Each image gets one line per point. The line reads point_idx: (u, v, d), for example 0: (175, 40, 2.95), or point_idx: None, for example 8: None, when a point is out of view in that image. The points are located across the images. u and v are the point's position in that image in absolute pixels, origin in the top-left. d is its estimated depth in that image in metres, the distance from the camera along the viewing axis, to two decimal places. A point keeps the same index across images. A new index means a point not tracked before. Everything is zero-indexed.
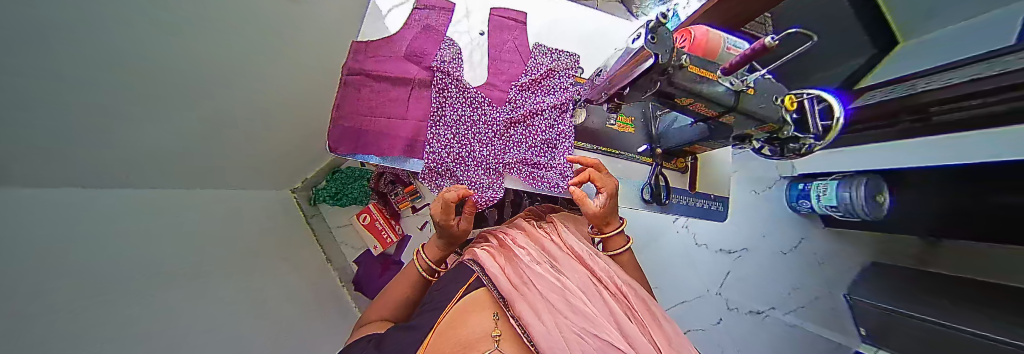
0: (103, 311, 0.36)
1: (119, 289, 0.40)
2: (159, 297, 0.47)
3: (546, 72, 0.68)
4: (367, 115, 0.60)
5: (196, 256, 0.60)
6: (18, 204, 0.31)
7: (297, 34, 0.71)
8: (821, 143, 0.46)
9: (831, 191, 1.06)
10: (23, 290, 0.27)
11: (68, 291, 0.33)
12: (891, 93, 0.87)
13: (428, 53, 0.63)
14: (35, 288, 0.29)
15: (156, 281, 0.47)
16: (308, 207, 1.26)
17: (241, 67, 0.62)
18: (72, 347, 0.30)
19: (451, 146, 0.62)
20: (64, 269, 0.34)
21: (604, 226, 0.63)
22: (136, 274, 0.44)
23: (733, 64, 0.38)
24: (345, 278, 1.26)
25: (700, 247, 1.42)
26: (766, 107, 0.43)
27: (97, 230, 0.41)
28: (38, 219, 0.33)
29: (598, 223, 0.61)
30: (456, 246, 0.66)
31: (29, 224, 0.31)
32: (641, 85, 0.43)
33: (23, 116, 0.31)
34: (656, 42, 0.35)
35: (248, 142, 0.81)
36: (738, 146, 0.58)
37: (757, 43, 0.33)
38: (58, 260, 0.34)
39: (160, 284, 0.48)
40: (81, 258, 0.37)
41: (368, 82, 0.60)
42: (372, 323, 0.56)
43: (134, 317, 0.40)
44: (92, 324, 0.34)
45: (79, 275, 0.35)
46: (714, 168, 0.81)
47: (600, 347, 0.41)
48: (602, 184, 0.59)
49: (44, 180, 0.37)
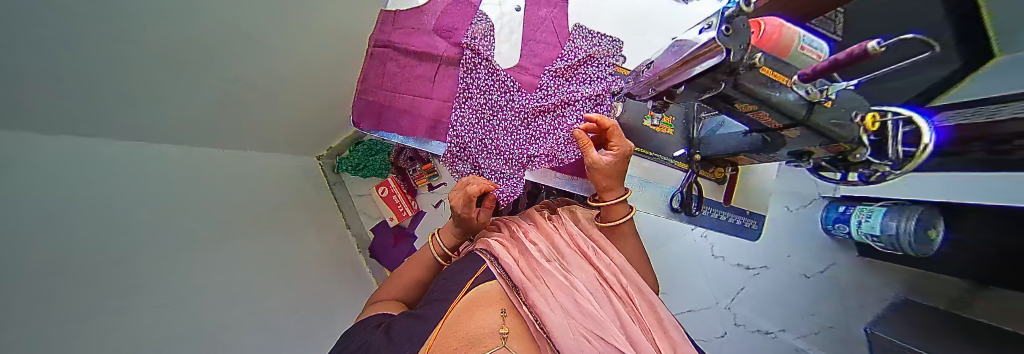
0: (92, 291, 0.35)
1: (123, 267, 0.40)
2: (160, 273, 0.46)
3: (584, 58, 0.63)
4: (390, 91, 0.58)
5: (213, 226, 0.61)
6: (16, 177, 0.29)
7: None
8: (897, 172, 0.40)
9: (875, 220, 0.97)
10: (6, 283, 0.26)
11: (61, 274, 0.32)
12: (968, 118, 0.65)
13: (459, 29, 0.59)
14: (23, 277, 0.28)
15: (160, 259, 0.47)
16: (332, 174, 1.30)
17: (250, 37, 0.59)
18: (44, 335, 0.28)
19: (474, 131, 0.60)
20: (58, 250, 0.33)
21: (606, 192, 0.56)
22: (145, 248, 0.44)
23: (816, 71, 0.31)
24: (363, 244, 1.31)
25: (715, 259, 1.38)
26: (840, 124, 0.36)
27: (108, 195, 0.42)
28: (43, 198, 0.32)
29: (597, 184, 0.55)
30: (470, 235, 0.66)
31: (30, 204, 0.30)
32: (699, 84, 0.38)
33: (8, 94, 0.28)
34: (730, 34, 0.29)
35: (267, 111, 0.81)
36: (793, 162, 0.52)
37: (856, 47, 0.27)
38: (50, 237, 0.32)
39: (164, 261, 0.48)
40: (83, 235, 0.36)
41: (394, 56, 0.58)
42: (386, 302, 0.58)
43: (130, 298, 0.40)
44: (72, 311, 0.32)
45: (77, 255, 0.35)
46: (755, 179, 0.74)
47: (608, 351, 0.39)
48: (617, 144, 0.51)
49: (53, 152, 0.36)
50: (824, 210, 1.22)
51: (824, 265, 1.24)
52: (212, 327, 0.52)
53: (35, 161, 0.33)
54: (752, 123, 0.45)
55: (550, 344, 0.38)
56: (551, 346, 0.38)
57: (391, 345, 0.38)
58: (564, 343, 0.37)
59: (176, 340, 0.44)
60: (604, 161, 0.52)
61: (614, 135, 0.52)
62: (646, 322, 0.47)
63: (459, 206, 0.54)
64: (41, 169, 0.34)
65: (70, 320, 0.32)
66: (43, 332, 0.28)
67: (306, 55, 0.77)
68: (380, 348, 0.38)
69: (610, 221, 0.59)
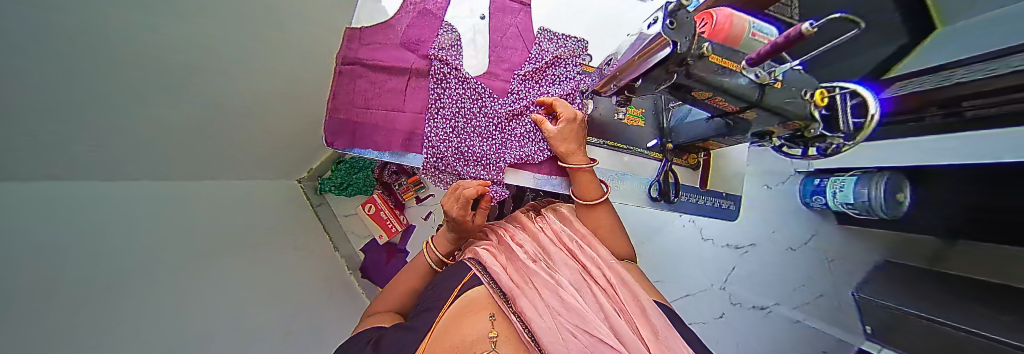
0: (98, 323, 0.35)
1: (132, 295, 0.41)
2: (163, 302, 0.46)
3: (551, 59, 0.64)
4: (361, 107, 0.57)
5: (207, 254, 0.61)
6: (16, 211, 0.29)
7: (292, 16, 0.68)
8: (850, 144, 0.42)
9: (848, 188, 1.01)
10: (22, 310, 0.26)
11: (71, 302, 0.33)
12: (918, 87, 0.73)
13: (427, 41, 0.60)
14: (34, 304, 0.28)
15: (162, 288, 0.47)
16: (315, 196, 1.26)
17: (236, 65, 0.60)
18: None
19: (452, 140, 0.60)
20: (67, 281, 0.33)
21: (567, 157, 0.60)
22: (149, 276, 0.45)
23: (759, 56, 0.33)
24: (353, 265, 1.28)
25: (706, 242, 1.41)
26: (791, 101, 0.38)
27: (109, 229, 0.42)
28: (51, 231, 0.33)
29: (556, 150, 0.60)
30: (463, 241, 0.66)
31: (42, 237, 0.32)
32: (654, 77, 0.39)
33: (23, 132, 0.30)
34: (673, 27, 0.31)
35: (254, 136, 0.80)
36: (760, 143, 0.54)
37: (792, 29, 0.28)
38: (49, 270, 0.32)
39: (165, 290, 0.47)
40: (91, 266, 0.37)
41: (362, 72, 0.57)
42: (382, 314, 0.56)
43: (136, 327, 0.40)
44: (83, 341, 0.32)
45: (85, 286, 0.36)
46: (728, 162, 0.77)
47: (593, 345, 0.38)
48: (562, 111, 0.58)
49: (57, 188, 0.37)
50: (801, 184, 1.27)
51: (807, 238, 1.30)
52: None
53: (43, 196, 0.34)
54: (711, 109, 0.47)
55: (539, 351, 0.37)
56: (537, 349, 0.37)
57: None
58: (551, 344, 0.36)
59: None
60: (554, 130, 0.59)
61: (558, 105, 0.59)
62: (629, 311, 0.45)
63: (452, 206, 0.55)
64: (48, 202, 0.35)
65: (93, 343, 0.33)
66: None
67: (285, 78, 0.78)
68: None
69: (585, 198, 0.61)
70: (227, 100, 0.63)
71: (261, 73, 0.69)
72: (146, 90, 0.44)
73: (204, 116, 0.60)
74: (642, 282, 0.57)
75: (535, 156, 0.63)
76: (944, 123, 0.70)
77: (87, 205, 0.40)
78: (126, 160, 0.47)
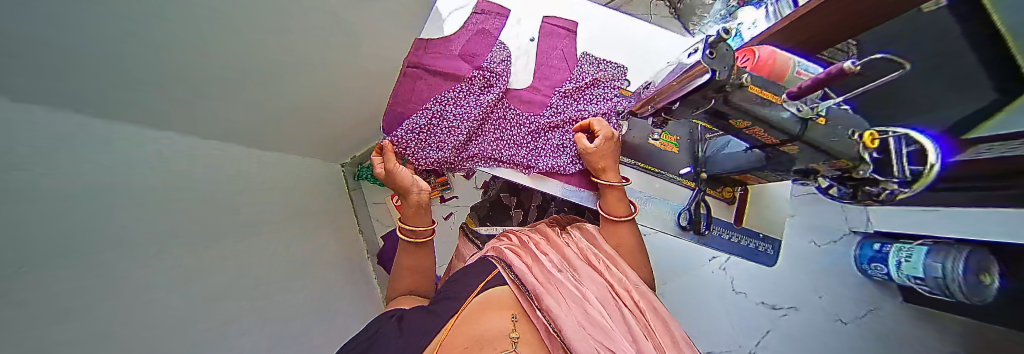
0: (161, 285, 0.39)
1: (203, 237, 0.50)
2: (217, 260, 0.52)
3: (591, 80, 0.69)
4: (415, 104, 0.65)
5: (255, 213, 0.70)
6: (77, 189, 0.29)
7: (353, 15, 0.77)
8: (907, 191, 0.41)
9: (917, 259, 0.89)
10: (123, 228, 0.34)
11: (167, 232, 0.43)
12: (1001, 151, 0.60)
13: (480, 55, 0.68)
14: (143, 226, 0.38)
15: (216, 245, 0.53)
16: (352, 181, 1.41)
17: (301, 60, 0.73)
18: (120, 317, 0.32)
19: (492, 142, 0.66)
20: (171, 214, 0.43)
21: (601, 174, 0.62)
22: (208, 233, 0.51)
23: (801, 89, 0.35)
24: (372, 251, 1.40)
25: (736, 295, 1.27)
26: (839, 141, 0.38)
27: (187, 185, 0.48)
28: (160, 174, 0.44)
29: (594, 166, 0.62)
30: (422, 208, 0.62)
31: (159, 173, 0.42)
32: (693, 101, 0.41)
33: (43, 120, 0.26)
34: (713, 56, 0.33)
35: (308, 120, 0.94)
36: (800, 182, 0.53)
37: (833, 67, 0.30)
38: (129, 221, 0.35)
39: (220, 248, 0.53)
40: (104, 249, 0.31)
41: (422, 75, 0.66)
42: (396, 298, 0.60)
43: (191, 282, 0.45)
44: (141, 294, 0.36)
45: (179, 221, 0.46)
46: (767, 203, 0.74)
47: None
48: (598, 128, 0.60)
49: (185, 139, 0.48)
50: (857, 247, 1.13)
51: (862, 312, 1.14)
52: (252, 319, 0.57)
53: (50, 174, 0.25)
54: (749, 139, 0.47)
55: (562, 347, 0.38)
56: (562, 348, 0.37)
57: (400, 339, 0.39)
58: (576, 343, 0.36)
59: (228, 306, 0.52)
60: (594, 146, 0.61)
61: (595, 123, 0.62)
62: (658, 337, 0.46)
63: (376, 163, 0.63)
64: (75, 179, 0.29)
65: (170, 270, 0.42)
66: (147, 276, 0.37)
67: (326, 75, 0.85)
68: (391, 339, 0.40)
69: (614, 216, 0.62)
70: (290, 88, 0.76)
71: (296, 64, 0.72)
72: (147, 85, 0.39)
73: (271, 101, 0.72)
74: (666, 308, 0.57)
75: (566, 169, 0.66)
76: None
77: (114, 188, 0.34)
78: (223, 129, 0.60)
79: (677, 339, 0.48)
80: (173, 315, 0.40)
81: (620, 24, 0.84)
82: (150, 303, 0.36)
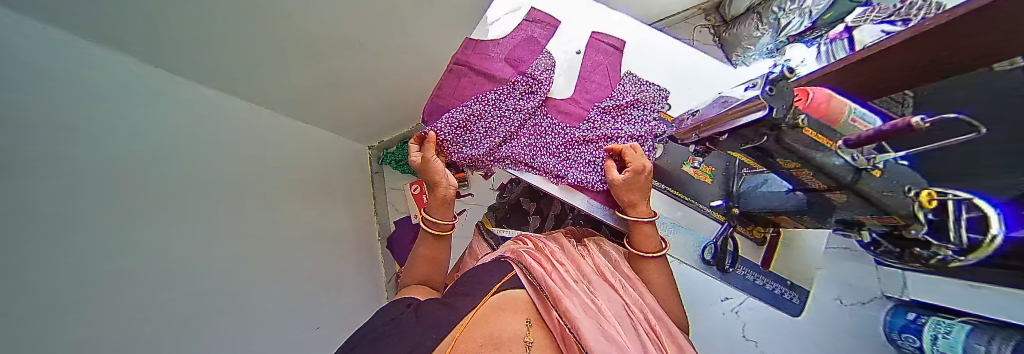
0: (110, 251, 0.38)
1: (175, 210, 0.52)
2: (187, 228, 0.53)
3: (632, 100, 0.70)
4: (456, 99, 0.68)
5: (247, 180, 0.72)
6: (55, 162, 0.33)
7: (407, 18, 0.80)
8: (964, 258, 0.38)
9: (957, 338, 0.81)
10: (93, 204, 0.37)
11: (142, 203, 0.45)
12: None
13: (526, 62, 0.71)
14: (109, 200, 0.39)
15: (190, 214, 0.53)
16: (375, 165, 1.51)
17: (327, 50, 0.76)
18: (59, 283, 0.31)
19: (525, 146, 0.68)
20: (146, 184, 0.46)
21: (629, 209, 0.62)
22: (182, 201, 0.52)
23: (861, 138, 0.35)
24: (383, 234, 1.45)
25: (747, 342, 1.22)
26: (892, 195, 0.36)
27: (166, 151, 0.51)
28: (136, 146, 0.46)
29: (621, 199, 0.62)
30: (449, 202, 0.65)
31: (147, 150, 0.47)
32: (746, 135, 0.42)
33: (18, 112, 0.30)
34: (773, 94, 0.34)
35: (335, 99, 0.99)
36: (842, 232, 0.51)
37: (902, 120, 0.29)
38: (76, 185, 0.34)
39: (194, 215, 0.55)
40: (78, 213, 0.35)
41: (468, 73, 0.70)
42: (410, 286, 0.62)
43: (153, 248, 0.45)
44: (87, 261, 0.35)
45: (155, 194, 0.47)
46: (800, 251, 0.72)
47: None
48: (631, 159, 0.60)
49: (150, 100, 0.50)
50: (888, 313, 1.05)
51: None
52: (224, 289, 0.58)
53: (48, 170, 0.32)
54: (794, 180, 0.47)
55: (579, 345, 0.38)
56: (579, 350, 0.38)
57: (420, 327, 0.41)
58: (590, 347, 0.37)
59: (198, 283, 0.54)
60: (622, 178, 0.60)
61: (628, 154, 0.61)
62: None
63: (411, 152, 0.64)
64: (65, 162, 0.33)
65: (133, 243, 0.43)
66: (114, 245, 0.39)
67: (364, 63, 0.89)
68: (410, 327, 0.41)
69: (643, 252, 0.62)
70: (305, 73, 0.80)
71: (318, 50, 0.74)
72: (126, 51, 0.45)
73: (274, 81, 0.77)
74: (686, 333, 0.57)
75: (594, 183, 0.67)
76: None
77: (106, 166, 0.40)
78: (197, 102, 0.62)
79: None
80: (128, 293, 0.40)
81: (665, 49, 0.84)
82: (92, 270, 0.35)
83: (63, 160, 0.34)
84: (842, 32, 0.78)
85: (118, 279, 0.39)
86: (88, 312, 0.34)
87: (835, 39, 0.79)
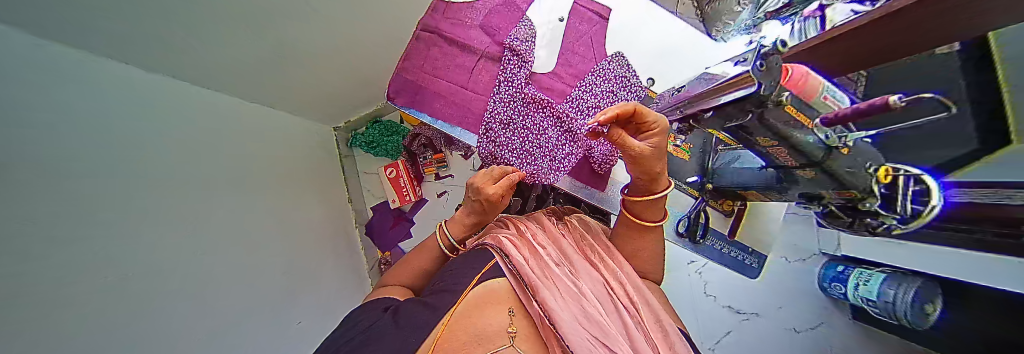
0: (42, 251, 0.32)
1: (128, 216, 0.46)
2: (137, 219, 0.47)
3: (614, 77, 0.68)
4: (428, 73, 0.63)
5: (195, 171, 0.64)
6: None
7: None
8: (903, 227, 0.41)
9: (874, 285, 0.94)
10: (46, 208, 0.34)
11: (75, 212, 0.38)
12: (993, 199, 0.52)
13: (503, 30, 0.63)
14: (56, 207, 0.35)
15: (133, 208, 0.47)
16: (344, 148, 1.41)
17: (270, 14, 0.65)
18: (12, 289, 0.28)
19: (503, 121, 0.61)
20: (82, 188, 0.40)
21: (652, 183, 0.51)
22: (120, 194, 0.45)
23: (836, 117, 0.33)
24: (360, 221, 1.38)
25: (707, 297, 1.35)
26: (854, 171, 0.38)
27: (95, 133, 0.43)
28: (60, 139, 0.38)
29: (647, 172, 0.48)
30: (479, 227, 0.66)
31: (71, 135, 0.40)
32: (728, 112, 0.42)
33: None
34: (764, 69, 0.33)
35: (288, 72, 0.87)
36: (803, 205, 0.53)
37: (881, 98, 0.27)
38: (8, 175, 0.30)
39: (139, 209, 0.48)
40: (18, 204, 0.30)
41: (438, 41, 0.63)
42: (389, 287, 0.57)
43: (87, 256, 0.38)
44: (28, 262, 0.30)
45: (83, 200, 0.39)
46: (759, 219, 0.78)
47: None
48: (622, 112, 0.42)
49: (54, 77, 0.40)
50: (822, 268, 1.21)
51: (814, 323, 1.26)
52: (180, 292, 0.52)
53: None
54: (768, 157, 0.48)
55: (560, 343, 0.37)
56: (559, 340, 0.37)
57: (399, 332, 0.38)
58: (575, 339, 0.36)
59: (163, 288, 0.49)
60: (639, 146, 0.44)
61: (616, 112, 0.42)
62: (646, 326, 0.47)
63: (487, 186, 0.55)
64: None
65: (84, 259, 0.38)
66: (65, 245, 0.36)
67: (323, 28, 0.79)
68: (388, 333, 0.38)
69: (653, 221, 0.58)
70: (247, 48, 0.70)
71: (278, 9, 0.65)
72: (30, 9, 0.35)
73: (215, 58, 0.67)
74: (664, 304, 0.56)
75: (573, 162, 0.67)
76: (988, 244, 0.63)
77: (36, 151, 0.34)
78: (129, 89, 0.54)
79: (671, 332, 0.48)
80: (86, 307, 0.37)
81: (647, 18, 0.81)
82: (37, 276, 0.31)
83: (24, 144, 0.33)
84: (816, 9, 0.75)
85: (73, 285, 0.36)
86: (54, 314, 0.32)
87: (810, 17, 0.77)
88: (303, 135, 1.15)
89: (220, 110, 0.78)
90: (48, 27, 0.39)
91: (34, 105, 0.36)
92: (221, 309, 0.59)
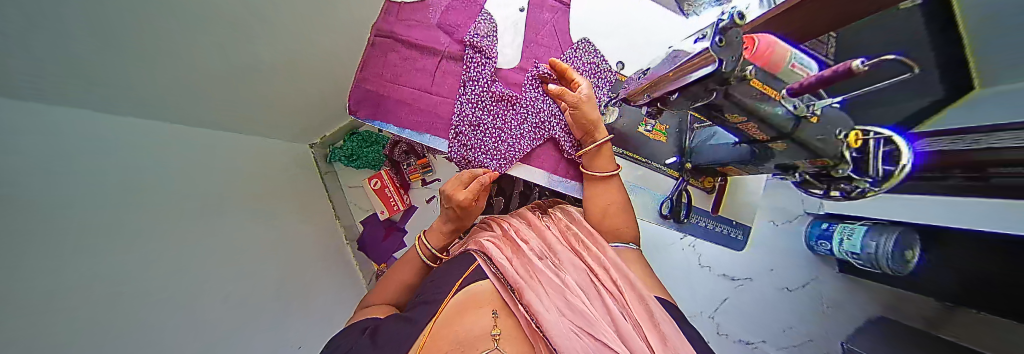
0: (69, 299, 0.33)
1: (149, 237, 0.47)
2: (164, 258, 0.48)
3: (583, 64, 0.66)
4: (388, 81, 0.59)
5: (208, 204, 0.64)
6: (10, 205, 0.28)
7: None
8: (876, 189, 0.41)
9: (857, 238, 0.97)
10: (69, 259, 0.34)
11: (90, 234, 0.38)
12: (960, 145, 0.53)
13: (463, 27, 0.60)
14: (78, 255, 0.35)
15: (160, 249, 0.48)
16: (323, 164, 1.35)
17: (255, 28, 0.64)
18: (44, 338, 0.28)
19: (472, 122, 0.59)
20: (110, 238, 0.40)
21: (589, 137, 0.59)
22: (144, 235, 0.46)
23: (800, 87, 0.32)
24: (351, 237, 1.34)
25: (702, 268, 1.38)
26: (825, 139, 0.37)
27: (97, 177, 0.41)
28: (82, 191, 0.39)
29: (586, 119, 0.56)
30: (461, 231, 0.66)
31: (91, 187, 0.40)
32: (693, 92, 0.40)
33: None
34: (722, 45, 0.31)
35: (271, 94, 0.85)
36: (778, 176, 0.54)
37: (842, 64, 0.26)
38: (31, 230, 0.30)
39: (164, 249, 0.49)
40: (41, 258, 0.31)
41: (394, 46, 0.59)
42: (375, 306, 0.55)
43: (123, 300, 0.39)
44: (56, 312, 0.31)
45: (93, 227, 0.38)
46: (740, 191, 0.79)
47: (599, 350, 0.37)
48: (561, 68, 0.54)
49: (70, 125, 0.41)
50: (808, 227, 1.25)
51: (805, 280, 1.30)
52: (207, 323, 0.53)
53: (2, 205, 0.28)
54: (740, 133, 0.47)
55: (546, 343, 0.37)
56: (544, 341, 0.37)
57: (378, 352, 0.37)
58: (557, 336, 0.36)
59: (190, 322, 0.50)
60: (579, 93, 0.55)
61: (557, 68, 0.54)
62: (634, 313, 0.44)
63: (457, 191, 0.55)
64: (13, 199, 0.29)
65: (116, 301, 0.39)
66: (96, 292, 0.36)
67: (290, 42, 0.76)
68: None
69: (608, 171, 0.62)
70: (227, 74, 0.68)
71: (247, 29, 0.62)
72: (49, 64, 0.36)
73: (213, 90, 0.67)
74: (647, 275, 0.55)
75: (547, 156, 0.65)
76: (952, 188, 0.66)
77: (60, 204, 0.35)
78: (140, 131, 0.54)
79: (656, 311, 0.45)
80: (84, 312, 0.34)
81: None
82: (68, 324, 0.32)
83: (43, 198, 0.33)
84: None
85: (113, 329, 0.37)
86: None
87: None
88: (283, 155, 1.10)
89: (218, 142, 0.76)
90: (74, 82, 0.40)
91: (55, 160, 0.36)
92: (239, 337, 0.60)
